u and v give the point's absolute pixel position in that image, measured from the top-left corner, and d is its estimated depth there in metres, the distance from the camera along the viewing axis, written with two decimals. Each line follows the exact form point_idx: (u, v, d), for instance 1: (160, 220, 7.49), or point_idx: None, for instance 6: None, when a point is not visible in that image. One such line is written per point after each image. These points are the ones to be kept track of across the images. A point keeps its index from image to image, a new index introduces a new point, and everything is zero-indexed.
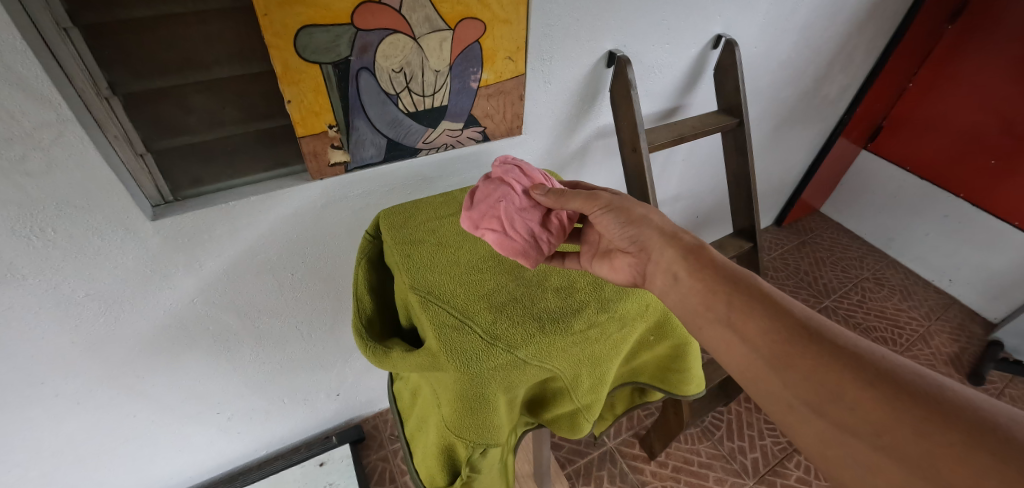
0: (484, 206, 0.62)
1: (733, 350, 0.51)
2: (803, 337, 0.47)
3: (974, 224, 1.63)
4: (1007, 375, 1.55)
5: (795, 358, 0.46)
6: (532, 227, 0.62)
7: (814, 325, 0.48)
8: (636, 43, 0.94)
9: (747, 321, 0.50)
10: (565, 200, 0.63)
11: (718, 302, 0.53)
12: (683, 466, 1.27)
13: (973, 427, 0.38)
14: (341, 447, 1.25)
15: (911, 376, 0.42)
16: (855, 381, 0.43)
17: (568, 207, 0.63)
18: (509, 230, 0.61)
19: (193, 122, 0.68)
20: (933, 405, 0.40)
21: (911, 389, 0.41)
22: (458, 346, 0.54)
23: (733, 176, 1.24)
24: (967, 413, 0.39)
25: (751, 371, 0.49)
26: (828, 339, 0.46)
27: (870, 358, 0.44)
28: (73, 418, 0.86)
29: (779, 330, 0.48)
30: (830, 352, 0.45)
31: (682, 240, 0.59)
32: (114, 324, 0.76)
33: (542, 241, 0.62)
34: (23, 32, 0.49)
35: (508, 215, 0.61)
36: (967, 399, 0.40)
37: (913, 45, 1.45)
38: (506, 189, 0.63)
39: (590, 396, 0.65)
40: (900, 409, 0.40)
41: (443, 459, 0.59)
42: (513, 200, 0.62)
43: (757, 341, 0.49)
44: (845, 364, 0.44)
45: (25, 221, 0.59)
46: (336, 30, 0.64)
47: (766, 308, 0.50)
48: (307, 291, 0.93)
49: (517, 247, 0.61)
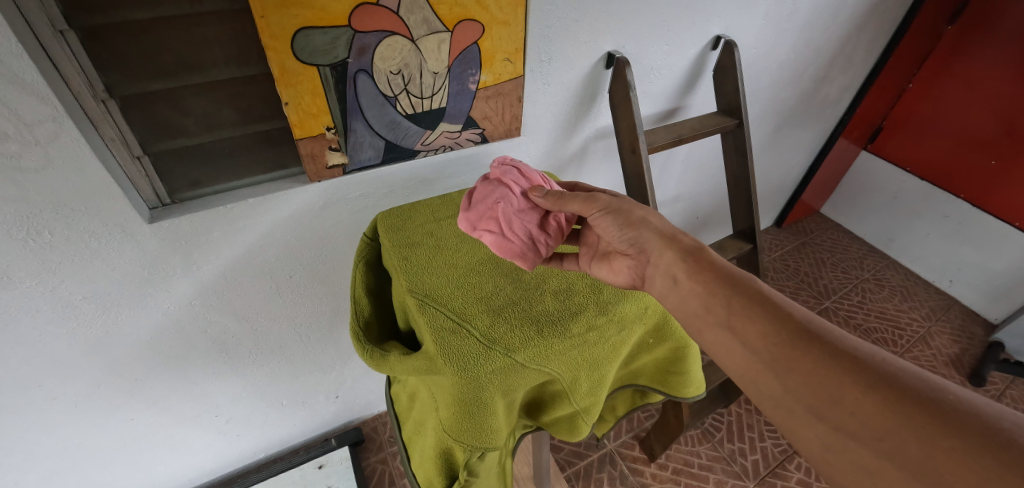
0: (482, 207, 0.62)
1: (733, 354, 0.51)
2: (803, 340, 0.47)
3: (974, 225, 1.63)
4: (1008, 376, 1.55)
5: (795, 362, 0.46)
6: (530, 229, 0.62)
7: (815, 328, 0.48)
8: (635, 43, 0.93)
9: (746, 324, 0.50)
10: (563, 202, 0.62)
11: (717, 305, 0.53)
12: (682, 468, 1.27)
13: (974, 430, 0.37)
14: (340, 450, 1.24)
15: (911, 379, 0.42)
16: (856, 384, 0.43)
17: (567, 209, 0.63)
18: (507, 232, 0.61)
19: (190, 124, 0.68)
20: (934, 408, 0.39)
21: (911, 392, 0.41)
22: (456, 349, 0.54)
23: (733, 177, 1.23)
24: (968, 416, 0.38)
25: (751, 374, 0.49)
26: (828, 341, 0.46)
27: (871, 361, 0.44)
28: (70, 421, 0.86)
29: (779, 333, 0.48)
30: (830, 355, 0.45)
31: (682, 242, 0.59)
32: (111, 327, 0.76)
33: (540, 242, 0.62)
34: (19, 35, 0.49)
35: (506, 217, 0.61)
36: (968, 402, 0.39)
37: (913, 45, 1.44)
38: (504, 190, 0.63)
39: (588, 400, 0.65)
40: (901, 413, 0.40)
41: (441, 463, 0.58)
42: (511, 202, 0.62)
43: (757, 344, 0.49)
44: (845, 367, 0.44)
45: (22, 224, 0.59)
46: (334, 32, 0.63)
47: (766, 311, 0.50)
48: (305, 293, 0.93)
49: (515, 249, 0.61)
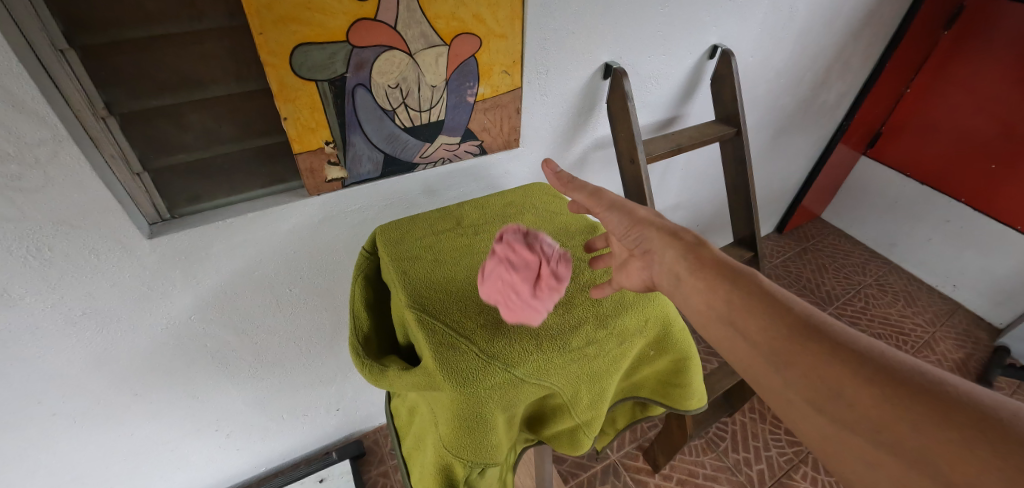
0: (489, 284, 0.59)
1: (735, 346, 0.50)
2: (803, 335, 0.46)
3: (978, 229, 1.62)
4: (1015, 382, 1.53)
5: (795, 356, 0.45)
6: (534, 290, 0.58)
7: (815, 322, 0.47)
8: (632, 54, 0.94)
9: (748, 319, 0.49)
10: (571, 183, 0.63)
11: (720, 301, 0.52)
12: (687, 479, 1.25)
13: (973, 423, 0.37)
14: (341, 463, 1.23)
15: (911, 373, 0.41)
16: (855, 377, 0.42)
17: (575, 193, 0.64)
18: (510, 300, 0.58)
19: (189, 140, 0.69)
20: (934, 402, 0.39)
21: (912, 386, 0.40)
22: (455, 365, 0.54)
23: (733, 184, 1.23)
24: (968, 408, 0.38)
25: (751, 365, 0.49)
26: (829, 335, 0.45)
27: (869, 353, 0.43)
28: (71, 438, 0.85)
29: (780, 328, 0.47)
30: (830, 348, 0.44)
31: (683, 240, 0.58)
32: (111, 342, 0.75)
33: (545, 298, 0.58)
34: (20, 54, 0.50)
35: (506, 286, 0.57)
36: (968, 395, 0.39)
37: (910, 50, 1.45)
38: (502, 267, 0.59)
39: (589, 413, 0.64)
40: (900, 406, 0.39)
41: (441, 478, 0.57)
42: (510, 274, 0.58)
43: (758, 338, 0.48)
44: (844, 361, 0.43)
45: (24, 240, 0.59)
46: (332, 48, 0.64)
47: (767, 305, 0.49)
48: (305, 307, 0.92)
49: (520, 311, 0.58)
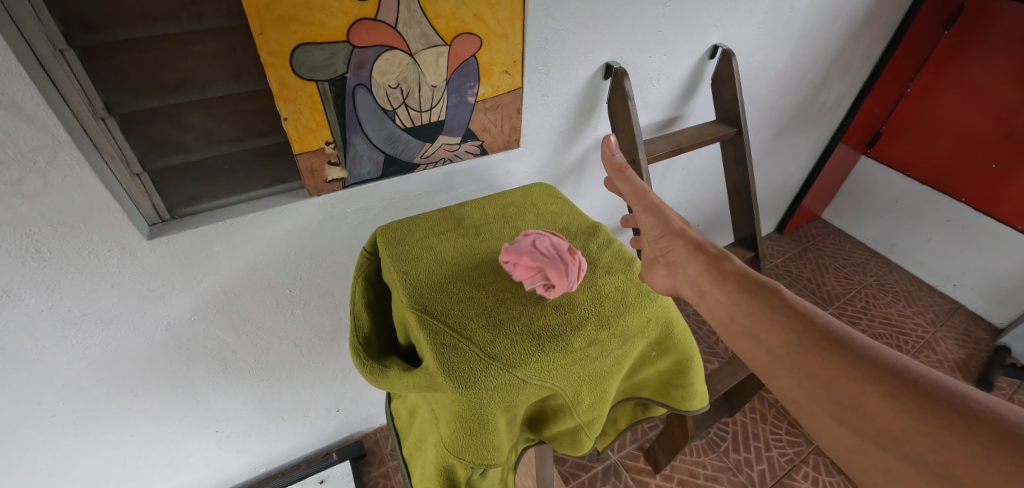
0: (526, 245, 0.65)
1: (757, 357, 0.51)
2: (823, 347, 0.47)
3: (978, 228, 1.62)
4: (1015, 382, 1.53)
5: (816, 368, 0.46)
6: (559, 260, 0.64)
7: (836, 334, 0.47)
8: (633, 54, 0.94)
9: (769, 331, 0.51)
10: (624, 173, 0.74)
11: (742, 312, 0.54)
12: (688, 480, 1.25)
13: (995, 436, 0.36)
14: (341, 464, 1.22)
15: (933, 386, 0.41)
16: (877, 390, 0.42)
17: (626, 185, 0.74)
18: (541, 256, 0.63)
19: (189, 140, 0.68)
20: (956, 415, 0.38)
21: (933, 399, 0.40)
22: (457, 366, 0.53)
23: (734, 184, 1.23)
24: (990, 421, 0.37)
25: (772, 377, 0.50)
26: (850, 348, 0.46)
27: (889, 366, 0.43)
28: (69, 439, 0.85)
29: (800, 341, 0.48)
30: (851, 361, 0.45)
31: (707, 253, 0.64)
32: (111, 343, 0.75)
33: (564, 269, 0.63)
34: (20, 55, 0.50)
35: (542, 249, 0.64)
36: (990, 407, 0.38)
37: (911, 50, 1.45)
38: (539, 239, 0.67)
39: (590, 414, 0.63)
40: (922, 419, 0.39)
41: (442, 480, 0.57)
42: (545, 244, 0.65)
43: (779, 351, 0.49)
44: (865, 374, 0.43)
45: (23, 242, 0.59)
46: (332, 47, 0.64)
47: (789, 318, 0.50)
48: (305, 308, 0.92)
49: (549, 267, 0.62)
